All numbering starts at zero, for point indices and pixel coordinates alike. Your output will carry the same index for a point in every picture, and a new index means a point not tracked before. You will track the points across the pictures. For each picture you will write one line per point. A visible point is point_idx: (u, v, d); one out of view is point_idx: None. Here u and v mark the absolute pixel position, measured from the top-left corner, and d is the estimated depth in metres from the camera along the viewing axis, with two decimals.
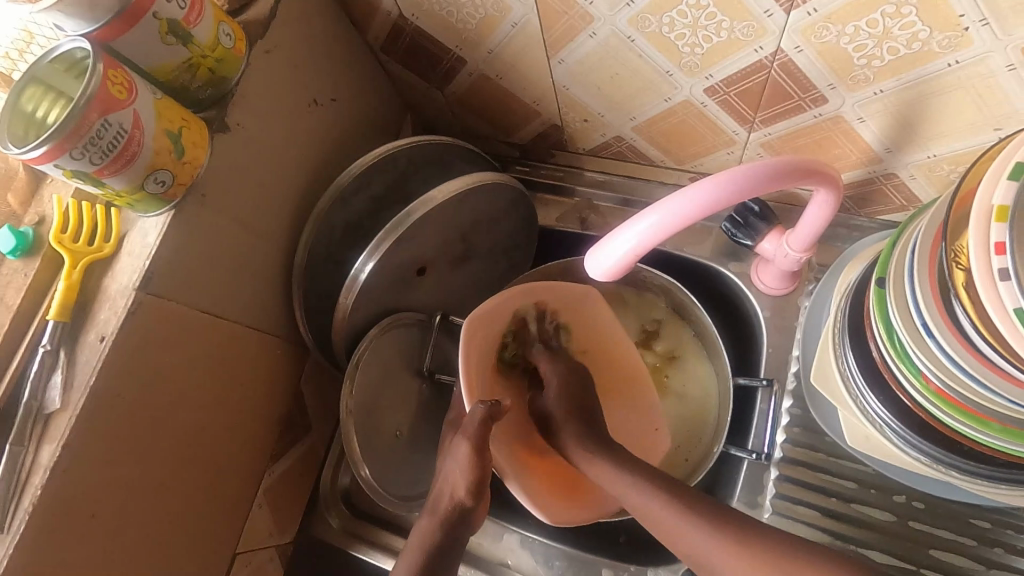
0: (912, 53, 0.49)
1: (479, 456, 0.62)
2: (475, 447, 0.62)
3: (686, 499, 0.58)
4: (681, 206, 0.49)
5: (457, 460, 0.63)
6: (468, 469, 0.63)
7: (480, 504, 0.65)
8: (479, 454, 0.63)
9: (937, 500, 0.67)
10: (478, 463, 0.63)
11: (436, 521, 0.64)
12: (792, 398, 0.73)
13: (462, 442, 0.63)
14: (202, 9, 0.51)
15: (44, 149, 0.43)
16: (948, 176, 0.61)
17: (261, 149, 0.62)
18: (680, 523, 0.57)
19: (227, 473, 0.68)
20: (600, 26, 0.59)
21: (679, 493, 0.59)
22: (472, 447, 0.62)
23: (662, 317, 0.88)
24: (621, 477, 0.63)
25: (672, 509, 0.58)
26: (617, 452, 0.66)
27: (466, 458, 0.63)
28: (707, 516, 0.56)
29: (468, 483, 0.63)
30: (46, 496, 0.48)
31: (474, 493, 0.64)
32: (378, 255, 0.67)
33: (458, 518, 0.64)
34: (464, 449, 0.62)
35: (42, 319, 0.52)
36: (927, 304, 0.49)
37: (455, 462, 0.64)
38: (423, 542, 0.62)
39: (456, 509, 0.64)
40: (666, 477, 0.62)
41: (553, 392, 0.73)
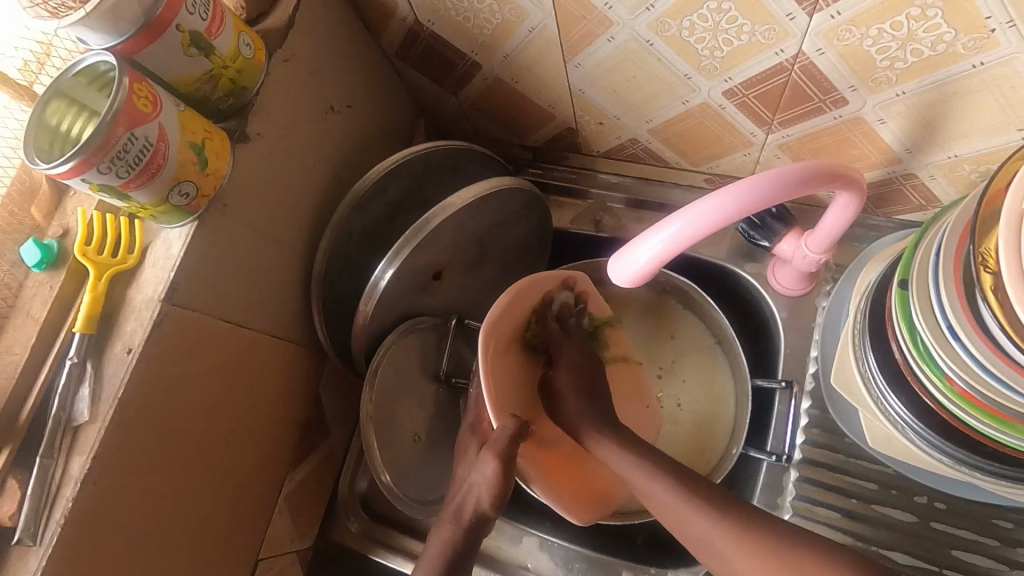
0: (936, 55, 0.49)
1: (505, 472, 0.61)
2: (502, 464, 0.61)
3: (702, 493, 0.58)
4: (708, 211, 0.49)
5: (484, 473, 0.62)
6: (494, 484, 0.61)
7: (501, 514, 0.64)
8: (507, 471, 0.61)
9: (959, 501, 0.67)
10: (504, 477, 0.61)
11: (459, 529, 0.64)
12: (811, 399, 0.73)
13: (488, 459, 0.61)
14: (223, 20, 0.51)
15: (71, 164, 0.43)
16: (970, 176, 0.60)
17: (280, 158, 0.62)
18: (695, 515, 0.57)
19: (249, 479, 0.68)
20: (619, 30, 0.58)
21: (700, 488, 0.58)
22: (499, 462, 0.61)
23: (678, 318, 0.88)
24: (626, 464, 0.63)
25: (689, 505, 0.58)
26: (622, 431, 0.66)
27: (494, 476, 0.61)
28: (724, 510, 0.56)
29: (494, 497, 0.62)
30: (77, 508, 0.48)
31: (498, 505, 0.63)
32: (397, 263, 0.68)
33: (479, 521, 0.64)
34: (491, 467, 0.61)
35: (68, 331, 0.52)
36: (952, 306, 0.49)
37: (477, 469, 0.63)
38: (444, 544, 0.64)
39: (475, 515, 0.63)
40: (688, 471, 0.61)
41: (562, 376, 0.69)
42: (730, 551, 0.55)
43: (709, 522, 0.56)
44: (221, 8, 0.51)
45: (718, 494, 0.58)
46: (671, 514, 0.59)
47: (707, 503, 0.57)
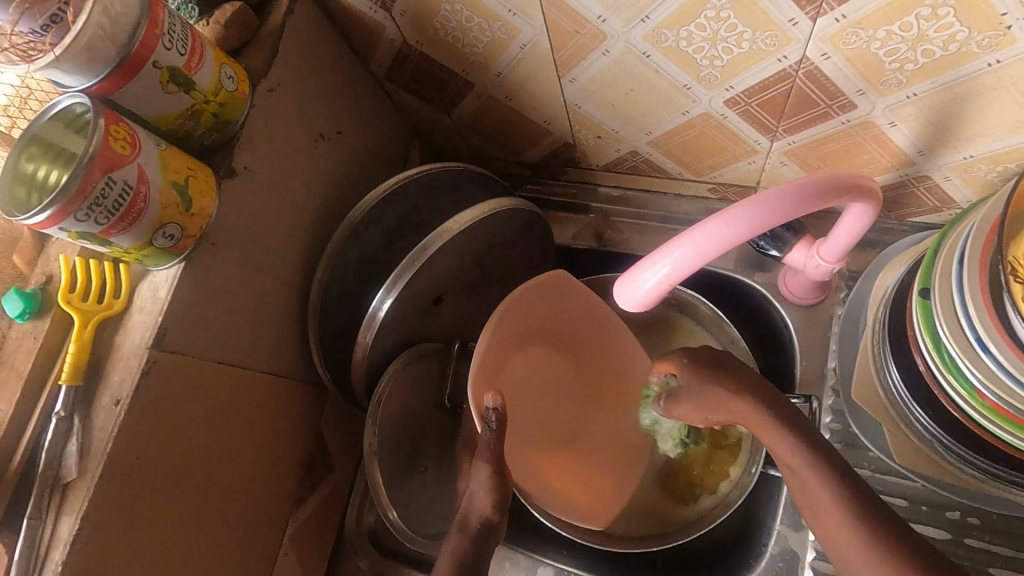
0: (949, 54, 0.46)
1: (501, 475, 0.60)
2: (495, 466, 0.60)
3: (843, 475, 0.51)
4: (719, 231, 0.46)
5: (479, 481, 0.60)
6: (491, 488, 0.60)
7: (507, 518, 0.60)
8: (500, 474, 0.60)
9: (994, 515, 0.63)
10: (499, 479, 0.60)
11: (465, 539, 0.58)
12: (832, 413, 0.69)
13: (485, 438, 0.62)
14: (202, 53, 0.49)
15: (48, 214, 0.41)
16: (987, 176, 0.58)
17: (270, 190, 0.60)
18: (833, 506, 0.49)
19: (252, 522, 0.66)
20: (614, 43, 0.56)
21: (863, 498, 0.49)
22: (491, 468, 0.60)
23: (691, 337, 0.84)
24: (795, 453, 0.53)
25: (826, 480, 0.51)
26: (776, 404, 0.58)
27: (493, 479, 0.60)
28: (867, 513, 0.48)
29: (495, 501, 0.59)
30: (67, 573, 0.46)
31: (501, 508, 0.60)
32: (396, 291, 0.66)
33: (490, 531, 0.59)
34: (483, 471, 0.60)
35: (54, 383, 0.50)
36: (980, 317, 0.47)
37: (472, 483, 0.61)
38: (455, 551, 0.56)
39: (485, 525, 0.58)
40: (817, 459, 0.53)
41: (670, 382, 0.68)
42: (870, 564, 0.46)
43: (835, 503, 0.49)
44: (199, 41, 0.49)
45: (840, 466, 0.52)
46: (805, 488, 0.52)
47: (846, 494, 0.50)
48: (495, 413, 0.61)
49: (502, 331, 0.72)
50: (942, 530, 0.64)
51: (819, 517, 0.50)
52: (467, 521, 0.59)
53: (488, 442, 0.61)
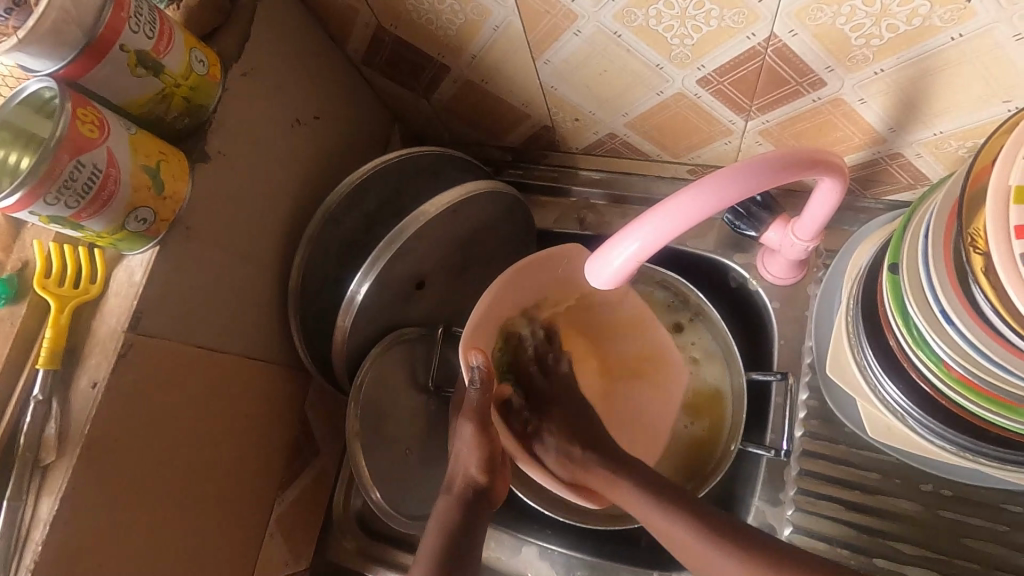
0: (912, 29, 0.47)
1: (485, 432, 0.64)
2: (481, 424, 0.64)
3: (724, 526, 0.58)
4: (683, 208, 0.47)
5: (464, 439, 0.64)
6: (476, 446, 0.64)
7: (497, 480, 0.65)
8: (485, 430, 0.64)
9: (965, 487, 0.65)
10: (483, 440, 0.64)
11: (453, 500, 0.64)
12: (809, 390, 0.71)
13: (471, 394, 0.64)
14: (171, 36, 0.49)
15: (16, 197, 0.41)
16: (957, 152, 0.59)
17: (246, 174, 0.60)
18: (712, 551, 0.57)
19: (237, 504, 0.67)
20: (585, 23, 0.56)
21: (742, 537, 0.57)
22: (476, 426, 0.64)
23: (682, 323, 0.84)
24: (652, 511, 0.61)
25: (701, 536, 0.58)
26: (637, 471, 0.66)
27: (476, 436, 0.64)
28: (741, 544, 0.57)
29: (482, 461, 0.64)
30: (48, 552, 0.47)
31: (488, 469, 0.64)
32: (374, 274, 0.66)
33: (479, 496, 0.64)
34: (470, 429, 0.64)
35: (31, 367, 0.50)
36: (944, 290, 0.47)
37: (460, 443, 0.65)
38: (444, 524, 0.62)
39: (474, 491, 0.64)
40: (689, 497, 0.62)
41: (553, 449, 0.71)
42: None
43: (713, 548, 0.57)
44: (168, 24, 0.49)
45: (710, 512, 0.60)
46: (689, 550, 0.58)
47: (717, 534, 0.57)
48: (478, 372, 0.62)
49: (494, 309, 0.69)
50: (912, 503, 0.66)
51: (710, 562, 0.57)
52: (457, 490, 0.64)
53: (473, 398, 0.64)
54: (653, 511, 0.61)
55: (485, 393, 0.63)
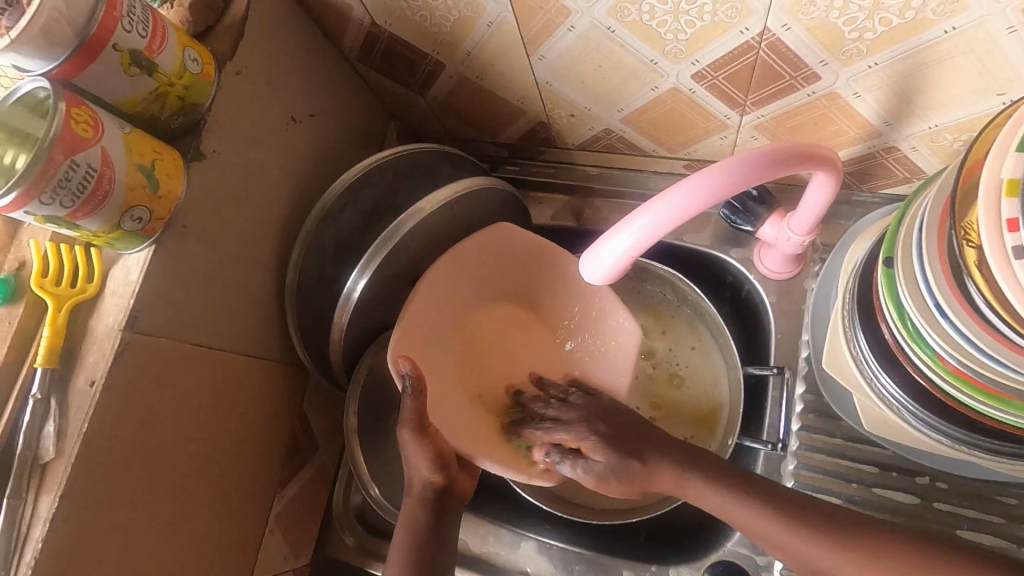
0: (906, 22, 0.47)
1: (424, 436, 0.61)
2: (418, 428, 0.61)
3: (784, 500, 0.57)
4: (677, 202, 0.47)
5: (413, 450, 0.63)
6: (425, 453, 0.62)
7: (453, 475, 0.65)
8: (423, 434, 0.62)
9: (960, 479, 0.66)
10: (427, 445, 0.62)
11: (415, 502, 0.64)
12: (805, 383, 0.72)
13: (406, 403, 0.61)
14: (165, 36, 0.49)
15: (11, 197, 0.41)
16: (953, 145, 0.59)
17: (241, 172, 0.60)
18: (775, 529, 0.56)
19: (237, 499, 0.67)
20: (579, 18, 0.56)
21: (786, 503, 0.57)
22: (415, 431, 0.61)
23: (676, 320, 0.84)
24: (750, 512, 0.57)
25: (733, 499, 0.58)
26: (693, 456, 0.61)
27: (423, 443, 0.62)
28: (779, 506, 0.57)
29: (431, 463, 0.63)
30: (48, 548, 0.47)
31: (440, 468, 0.63)
32: (369, 272, 0.66)
33: (440, 495, 0.64)
34: (409, 435, 0.62)
35: (29, 367, 0.51)
36: (938, 283, 0.47)
37: (409, 451, 0.63)
38: (414, 526, 0.63)
39: (433, 490, 0.64)
40: (760, 482, 0.58)
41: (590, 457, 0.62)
42: (825, 560, 0.54)
43: (786, 528, 0.55)
44: (161, 23, 0.49)
45: (773, 491, 0.58)
46: (759, 534, 0.57)
47: (774, 505, 0.57)
48: (410, 378, 0.60)
49: (432, 307, 0.70)
50: (907, 497, 0.67)
51: (788, 542, 0.55)
52: (417, 492, 0.64)
53: (408, 409, 0.61)
54: (730, 504, 0.58)
55: (420, 399, 0.60)
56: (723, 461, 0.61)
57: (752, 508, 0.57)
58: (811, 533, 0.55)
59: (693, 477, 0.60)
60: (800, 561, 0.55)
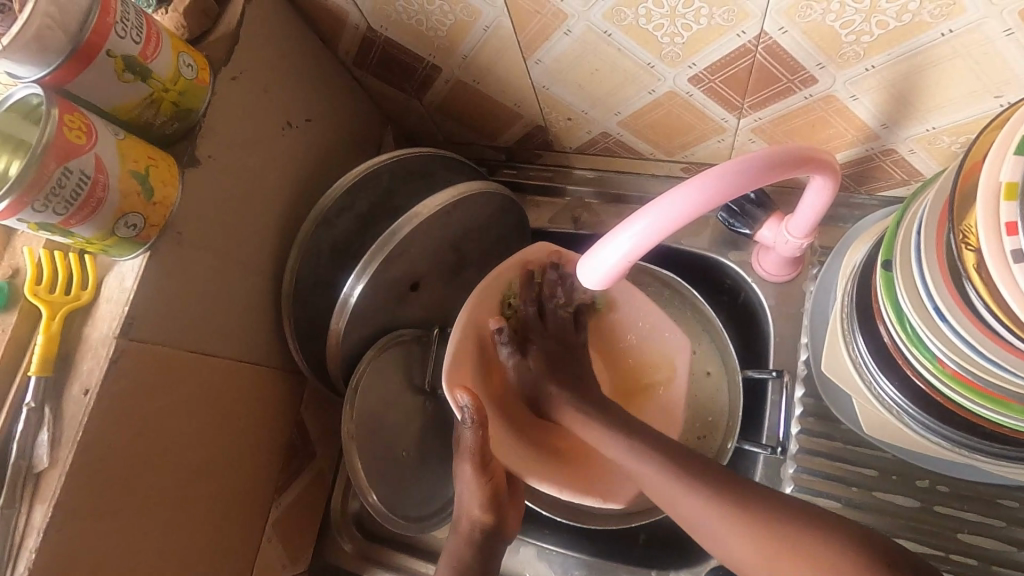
0: (902, 25, 0.47)
1: (482, 470, 0.65)
2: (478, 465, 0.65)
3: (678, 462, 0.60)
4: (676, 206, 0.47)
5: (468, 486, 0.66)
6: (479, 493, 0.65)
7: (504, 516, 0.68)
8: (480, 470, 0.65)
9: (961, 482, 0.65)
10: (483, 481, 0.66)
11: (461, 539, 0.67)
12: (804, 387, 0.71)
13: (467, 433, 0.64)
14: (159, 41, 0.49)
15: (4, 205, 0.41)
16: (951, 147, 0.58)
17: (236, 177, 0.60)
18: (677, 493, 0.58)
19: (235, 506, 0.67)
20: (575, 22, 0.56)
21: (693, 470, 0.59)
22: (474, 464, 0.65)
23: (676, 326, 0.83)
24: (676, 489, 0.58)
25: (663, 472, 0.59)
26: (615, 419, 0.66)
27: (475, 482, 0.66)
28: (707, 482, 0.57)
29: (483, 503, 0.66)
30: (42, 558, 0.47)
31: (491, 509, 0.66)
32: (367, 277, 0.66)
33: (489, 534, 0.67)
34: (467, 469, 0.66)
35: (23, 375, 0.50)
36: (937, 286, 0.46)
37: (463, 486, 0.67)
38: (455, 562, 0.67)
39: (481, 530, 0.67)
40: (669, 442, 0.62)
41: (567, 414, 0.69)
42: (724, 530, 0.55)
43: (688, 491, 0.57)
44: (155, 29, 0.49)
45: (680, 454, 0.60)
46: (656, 492, 0.60)
47: (683, 472, 0.59)
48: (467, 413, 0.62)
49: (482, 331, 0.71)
50: (907, 501, 0.66)
51: (683, 509, 0.58)
52: (465, 530, 0.67)
53: (468, 439, 0.64)
54: (634, 461, 0.62)
55: (478, 433, 0.63)
56: (658, 434, 0.64)
57: (688, 490, 0.57)
58: (734, 514, 0.54)
59: (597, 425, 0.66)
60: (699, 531, 0.57)
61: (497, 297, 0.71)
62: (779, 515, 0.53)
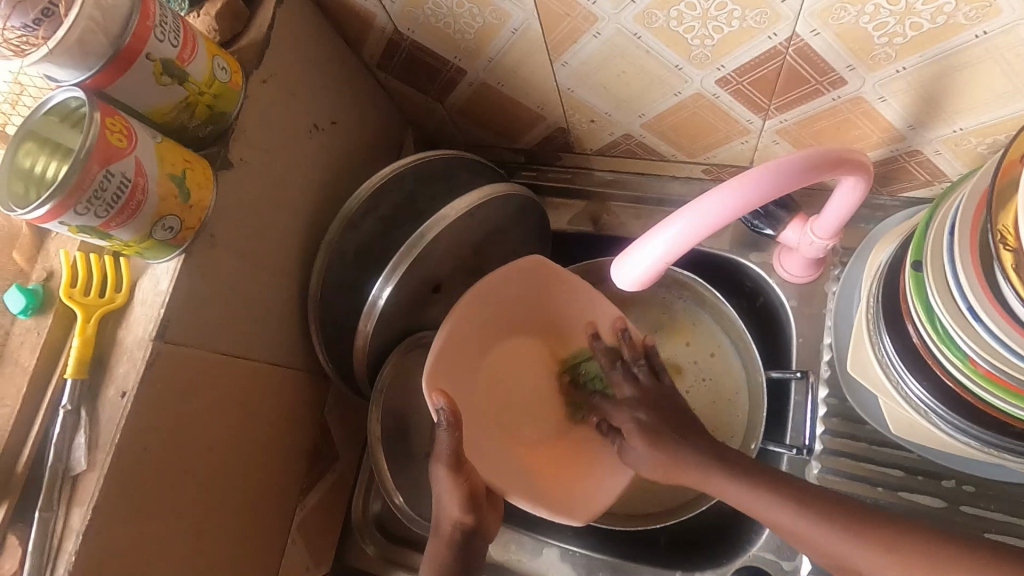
0: (936, 27, 0.47)
1: (460, 472, 0.65)
2: (454, 464, 0.65)
3: (795, 490, 0.56)
4: (712, 207, 0.47)
5: (447, 488, 0.65)
6: (456, 491, 0.65)
7: (482, 516, 0.67)
8: (457, 471, 0.65)
9: (987, 482, 0.66)
10: (460, 481, 0.65)
11: (442, 543, 0.66)
12: (828, 387, 0.72)
13: (443, 436, 0.64)
14: (195, 45, 0.49)
15: (47, 208, 0.41)
16: (978, 149, 0.59)
17: (265, 179, 0.60)
18: (785, 512, 0.55)
19: (262, 508, 0.67)
20: (605, 25, 0.56)
21: (793, 489, 0.56)
22: (449, 466, 0.65)
23: (699, 329, 0.84)
24: (766, 504, 0.57)
25: (769, 496, 0.57)
26: (727, 456, 0.61)
27: (456, 484, 0.65)
28: (799, 496, 0.56)
29: (463, 502, 0.65)
30: (79, 561, 0.47)
31: (471, 509, 0.66)
32: (395, 279, 0.66)
33: (468, 535, 0.66)
34: (444, 471, 0.65)
35: (59, 378, 0.50)
36: (972, 286, 0.47)
37: (439, 488, 0.66)
38: (439, 566, 0.65)
39: (461, 531, 0.66)
40: (773, 471, 0.59)
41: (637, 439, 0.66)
42: (861, 557, 0.52)
43: (798, 516, 0.55)
44: (191, 32, 0.49)
45: (797, 484, 0.57)
46: (794, 531, 0.55)
47: (796, 497, 0.55)
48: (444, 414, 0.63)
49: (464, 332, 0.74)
50: (933, 501, 0.66)
51: (819, 540, 0.54)
52: (446, 532, 0.66)
53: (445, 441, 0.64)
54: (744, 496, 0.58)
55: (455, 434, 0.63)
56: (736, 453, 0.62)
57: (772, 498, 0.56)
58: (814, 517, 0.54)
59: (709, 462, 0.61)
60: (839, 565, 0.53)
61: (481, 301, 0.74)
62: (885, 528, 0.52)
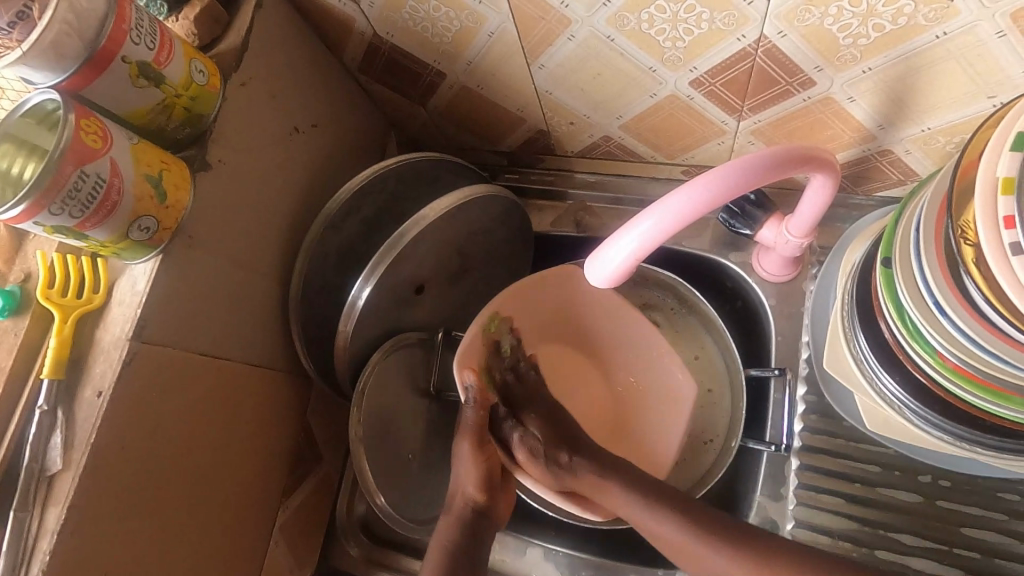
0: (898, 28, 0.48)
1: (481, 447, 0.67)
2: (476, 440, 0.67)
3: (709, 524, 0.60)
4: (679, 204, 0.48)
5: (465, 460, 0.68)
6: (474, 469, 0.67)
7: (495, 499, 0.68)
8: (480, 447, 0.67)
9: (963, 477, 0.66)
10: (481, 458, 0.67)
11: (452, 519, 0.67)
12: (806, 384, 0.72)
13: (469, 412, 0.67)
14: (172, 48, 0.50)
15: (21, 208, 0.42)
16: (946, 147, 0.60)
17: (245, 181, 0.61)
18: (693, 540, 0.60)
19: (243, 509, 0.67)
20: (579, 28, 0.57)
21: (705, 520, 0.60)
22: (473, 442, 0.67)
23: (685, 333, 0.84)
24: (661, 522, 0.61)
25: (685, 531, 0.60)
26: (624, 470, 0.66)
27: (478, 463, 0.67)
28: (725, 540, 0.59)
29: (479, 480, 0.67)
30: (54, 561, 0.47)
31: (485, 488, 0.67)
32: (374, 280, 0.66)
33: (480, 515, 0.67)
34: (466, 446, 0.67)
35: (36, 378, 0.51)
36: (936, 280, 0.47)
37: (461, 465, 0.68)
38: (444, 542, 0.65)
39: (472, 510, 0.67)
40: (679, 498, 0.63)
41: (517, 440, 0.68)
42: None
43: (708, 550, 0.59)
44: (168, 35, 0.50)
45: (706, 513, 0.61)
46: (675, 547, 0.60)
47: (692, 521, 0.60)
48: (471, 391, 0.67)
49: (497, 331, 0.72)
50: (909, 496, 0.67)
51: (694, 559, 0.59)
52: (457, 509, 0.67)
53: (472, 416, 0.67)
54: (643, 515, 0.62)
55: (480, 411, 0.67)
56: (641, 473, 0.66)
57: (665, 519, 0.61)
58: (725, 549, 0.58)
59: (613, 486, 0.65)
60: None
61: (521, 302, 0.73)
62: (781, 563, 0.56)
